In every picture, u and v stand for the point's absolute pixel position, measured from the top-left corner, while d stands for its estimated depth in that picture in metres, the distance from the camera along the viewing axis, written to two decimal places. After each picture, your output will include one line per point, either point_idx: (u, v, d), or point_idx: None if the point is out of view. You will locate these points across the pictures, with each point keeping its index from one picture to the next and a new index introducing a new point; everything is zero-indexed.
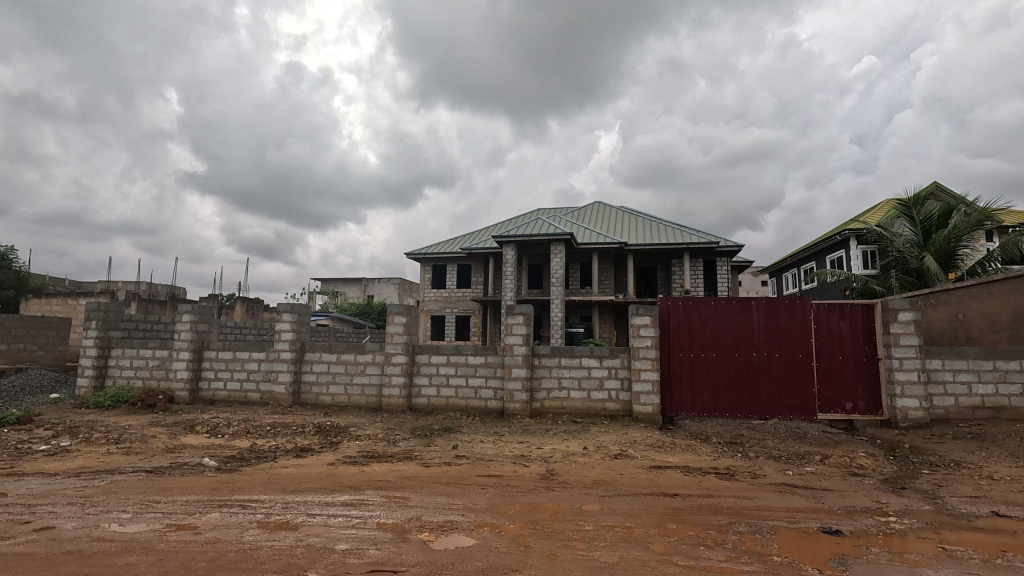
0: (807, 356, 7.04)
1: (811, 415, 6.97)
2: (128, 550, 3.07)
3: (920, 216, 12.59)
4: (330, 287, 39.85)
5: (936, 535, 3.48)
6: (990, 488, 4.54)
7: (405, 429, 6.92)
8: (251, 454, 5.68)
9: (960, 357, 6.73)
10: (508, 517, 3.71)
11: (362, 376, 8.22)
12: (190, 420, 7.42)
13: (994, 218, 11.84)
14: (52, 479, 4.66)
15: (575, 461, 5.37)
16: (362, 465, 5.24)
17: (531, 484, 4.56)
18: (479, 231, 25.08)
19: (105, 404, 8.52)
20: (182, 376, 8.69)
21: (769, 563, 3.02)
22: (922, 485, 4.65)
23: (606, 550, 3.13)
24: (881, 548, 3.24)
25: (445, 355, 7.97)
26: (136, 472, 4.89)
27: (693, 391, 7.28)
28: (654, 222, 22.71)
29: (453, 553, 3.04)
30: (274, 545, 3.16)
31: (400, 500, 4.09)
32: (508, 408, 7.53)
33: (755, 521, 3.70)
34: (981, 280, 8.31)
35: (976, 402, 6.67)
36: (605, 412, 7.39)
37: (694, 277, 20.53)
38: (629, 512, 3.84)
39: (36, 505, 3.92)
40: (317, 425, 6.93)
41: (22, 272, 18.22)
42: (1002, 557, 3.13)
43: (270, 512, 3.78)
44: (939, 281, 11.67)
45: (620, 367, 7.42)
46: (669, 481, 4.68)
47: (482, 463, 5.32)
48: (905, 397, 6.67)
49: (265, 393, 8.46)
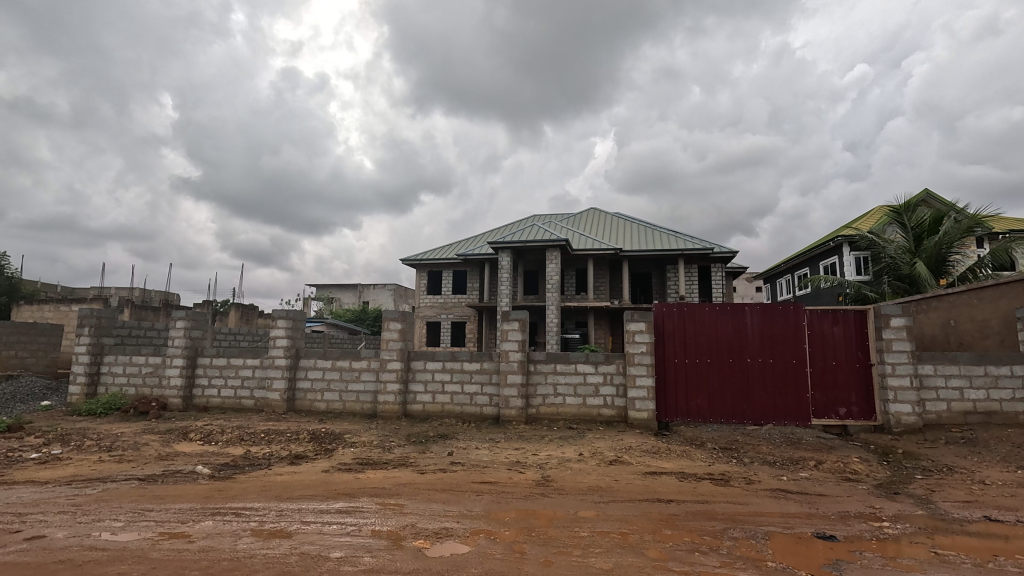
0: (801, 361, 7.10)
1: (805, 420, 7.01)
2: (121, 559, 3.04)
3: (912, 221, 12.88)
4: (325, 293, 39.78)
5: (930, 540, 3.50)
6: (983, 493, 4.58)
7: (401, 435, 6.90)
8: (246, 462, 5.65)
9: (951, 362, 6.81)
10: (503, 523, 3.71)
11: (357, 383, 8.19)
12: (183, 427, 7.37)
13: (984, 224, 12.03)
14: (43, 488, 4.61)
15: (571, 468, 5.37)
16: (357, 472, 5.22)
17: (527, 490, 4.56)
18: (475, 236, 25.11)
19: (97, 411, 8.44)
20: (176, 383, 8.63)
21: (763, 568, 3.03)
22: (915, 489, 4.69)
23: (602, 556, 3.13)
24: (874, 553, 3.26)
25: (440, 362, 7.96)
26: (128, 480, 4.85)
27: (689, 397, 7.31)
28: (649, 228, 22.83)
29: (449, 561, 3.02)
30: (268, 553, 3.14)
31: (395, 507, 4.08)
32: (504, 414, 7.52)
33: (749, 527, 3.71)
34: (972, 286, 8.42)
35: (968, 407, 6.73)
36: (601, 418, 7.40)
37: (688, 282, 20.64)
38: (623, 518, 3.85)
39: (25, 513, 3.88)
40: (311, 432, 6.91)
41: (14, 279, 18.13)
42: (993, 562, 3.16)
43: (264, 519, 3.76)
44: (930, 287, 11.79)
45: (615, 372, 7.44)
46: (664, 487, 4.68)
47: (478, 469, 5.32)
48: (898, 402, 6.72)
49: (259, 399, 8.40)
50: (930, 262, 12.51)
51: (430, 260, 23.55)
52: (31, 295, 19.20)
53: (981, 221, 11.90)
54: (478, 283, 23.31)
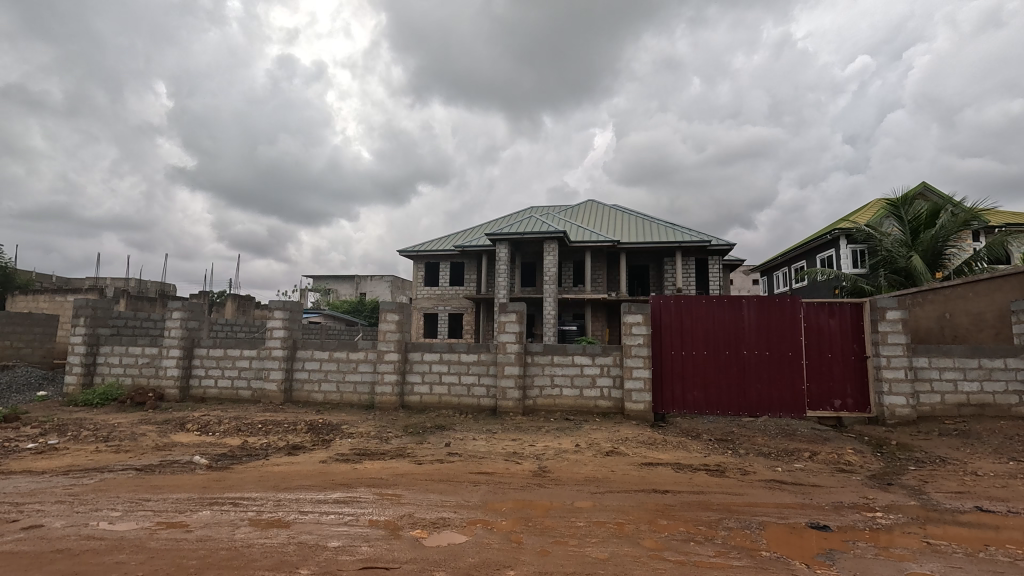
0: (796, 354, 7.13)
1: (799, 413, 7.06)
2: (118, 549, 3.04)
3: (909, 215, 12.81)
4: (322, 286, 39.96)
5: (922, 530, 3.54)
6: (974, 483, 4.63)
7: (398, 426, 6.92)
8: (243, 452, 5.65)
9: (946, 355, 6.84)
10: (499, 514, 3.72)
11: (354, 374, 8.20)
12: (180, 418, 7.35)
13: (982, 217, 12.02)
14: (40, 478, 4.61)
15: (567, 459, 5.39)
16: (354, 462, 5.24)
17: (524, 481, 4.58)
18: (472, 227, 25.02)
19: (93, 402, 8.43)
20: (173, 374, 8.60)
21: (758, 558, 3.06)
22: (909, 481, 4.73)
23: (598, 546, 3.16)
24: (867, 543, 3.30)
25: (438, 353, 7.96)
26: (125, 471, 4.85)
27: (684, 389, 7.34)
28: (647, 221, 22.75)
29: (447, 551, 3.05)
30: (266, 542, 3.15)
31: (393, 497, 4.09)
32: (500, 406, 7.55)
33: (744, 517, 3.74)
34: (967, 279, 8.43)
35: (961, 399, 6.78)
36: (597, 410, 7.43)
37: (686, 275, 20.69)
38: (621, 509, 3.88)
39: (23, 503, 3.87)
40: (309, 423, 6.94)
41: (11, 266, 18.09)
42: (984, 551, 3.20)
43: (262, 509, 3.77)
44: (926, 281, 11.84)
45: (612, 364, 7.46)
46: (660, 478, 4.72)
47: (475, 460, 5.34)
48: (893, 395, 6.77)
49: (257, 390, 8.41)
50: (926, 255, 12.55)
51: (427, 252, 23.48)
52: (26, 286, 18.98)
53: (978, 214, 11.89)
54: (475, 274, 23.27)
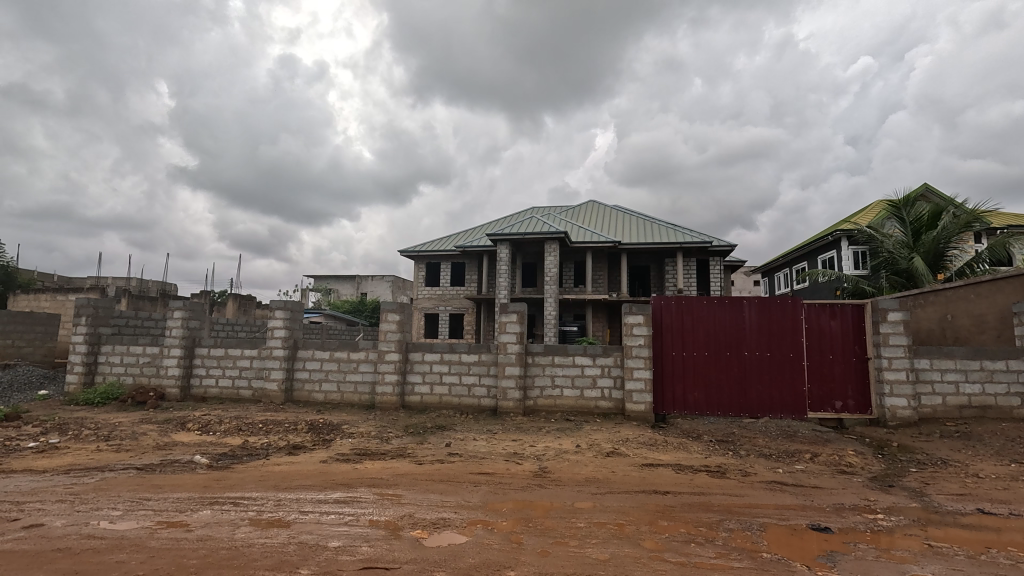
0: (797, 355, 7.12)
1: (800, 414, 7.04)
2: (118, 548, 3.04)
3: (911, 217, 12.78)
4: (323, 286, 40.00)
5: (924, 531, 3.54)
6: (976, 485, 4.63)
7: (398, 426, 6.92)
8: (244, 452, 5.65)
9: (948, 356, 6.83)
10: (500, 514, 3.72)
11: (355, 374, 8.20)
12: (181, 417, 7.36)
13: (983, 219, 12.00)
14: (41, 476, 4.62)
15: (568, 459, 5.39)
16: (355, 462, 5.24)
17: (524, 482, 4.57)
18: (473, 228, 25.02)
19: (94, 401, 8.44)
20: (174, 373, 8.61)
21: (759, 560, 3.05)
22: (910, 482, 4.72)
23: (598, 547, 3.15)
24: (868, 545, 3.29)
25: (438, 353, 7.96)
26: (126, 470, 4.86)
27: (685, 390, 7.33)
28: (648, 221, 22.74)
29: (447, 551, 3.04)
30: (267, 542, 3.15)
31: (393, 497, 4.09)
32: (501, 406, 7.55)
33: (745, 518, 3.74)
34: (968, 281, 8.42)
35: (963, 401, 6.77)
36: (598, 411, 7.43)
37: (686, 276, 20.69)
38: (621, 510, 3.87)
39: (24, 502, 3.88)
40: (309, 422, 6.94)
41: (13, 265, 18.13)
42: (986, 553, 3.19)
43: (262, 509, 3.77)
44: (927, 282, 11.82)
45: (613, 365, 7.46)
46: (661, 479, 4.72)
47: (475, 460, 5.34)
48: (894, 396, 6.76)
49: (257, 390, 8.41)
50: (928, 257, 12.53)
51: (428, 252, 23.49)
52: (27, 285, 18.99)
53: (980, 216, 11.88)
54: (476, 275, 23.27)
